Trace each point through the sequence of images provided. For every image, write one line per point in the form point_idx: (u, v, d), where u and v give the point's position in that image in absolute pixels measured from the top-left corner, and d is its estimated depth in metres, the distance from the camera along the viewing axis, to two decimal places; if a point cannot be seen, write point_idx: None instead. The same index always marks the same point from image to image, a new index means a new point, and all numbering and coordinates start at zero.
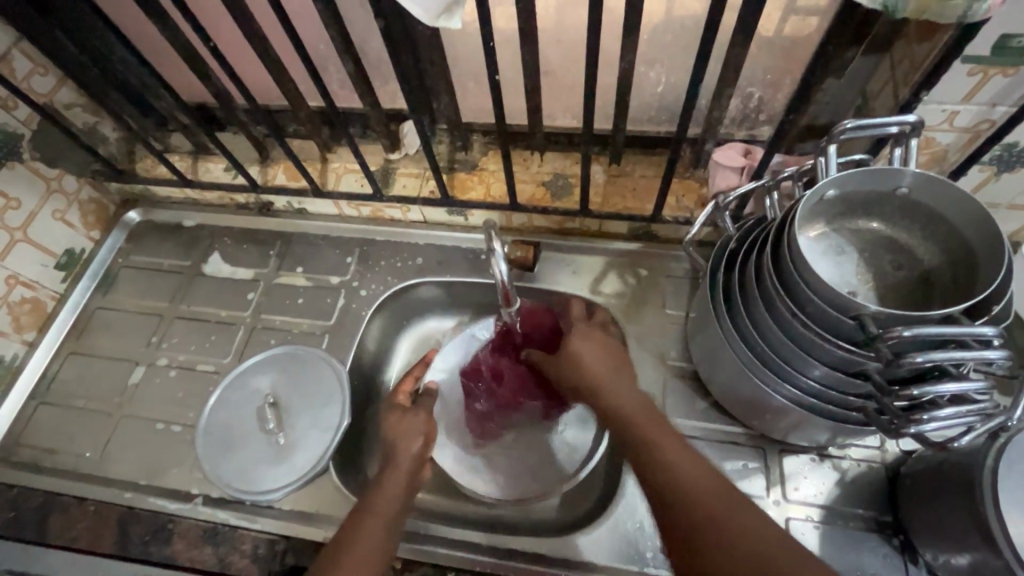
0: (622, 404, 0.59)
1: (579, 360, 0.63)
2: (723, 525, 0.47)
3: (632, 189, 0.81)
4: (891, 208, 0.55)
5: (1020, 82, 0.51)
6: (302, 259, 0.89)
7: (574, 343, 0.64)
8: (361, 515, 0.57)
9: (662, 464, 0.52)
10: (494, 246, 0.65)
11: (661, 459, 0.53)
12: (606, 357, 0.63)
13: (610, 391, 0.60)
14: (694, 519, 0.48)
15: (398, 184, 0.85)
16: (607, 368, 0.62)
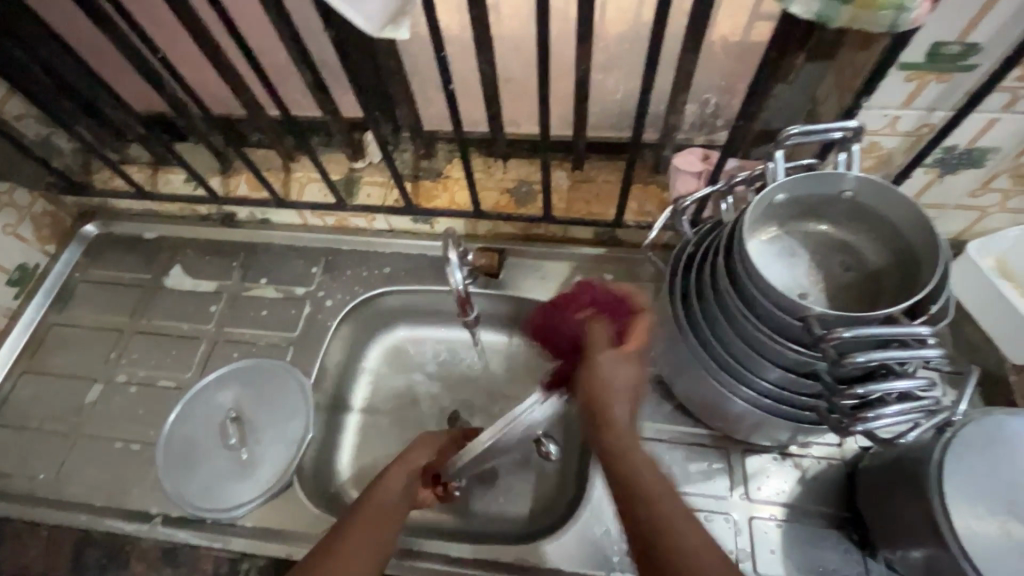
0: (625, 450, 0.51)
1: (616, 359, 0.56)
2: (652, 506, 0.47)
3: (595, 194, 0.82)
4: (838, 211, 0.56)
5: (955, 87, 0.53)
6: (266, 270, 0.88)
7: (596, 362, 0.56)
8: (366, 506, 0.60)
9: (623, 453, 0.51)
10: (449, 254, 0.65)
11: (623, 443, 0.52)
12: (634, 366, 0.56)
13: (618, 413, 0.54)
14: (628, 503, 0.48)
15: (362, 192, 0.85)
16: (624, 376, 0.55)
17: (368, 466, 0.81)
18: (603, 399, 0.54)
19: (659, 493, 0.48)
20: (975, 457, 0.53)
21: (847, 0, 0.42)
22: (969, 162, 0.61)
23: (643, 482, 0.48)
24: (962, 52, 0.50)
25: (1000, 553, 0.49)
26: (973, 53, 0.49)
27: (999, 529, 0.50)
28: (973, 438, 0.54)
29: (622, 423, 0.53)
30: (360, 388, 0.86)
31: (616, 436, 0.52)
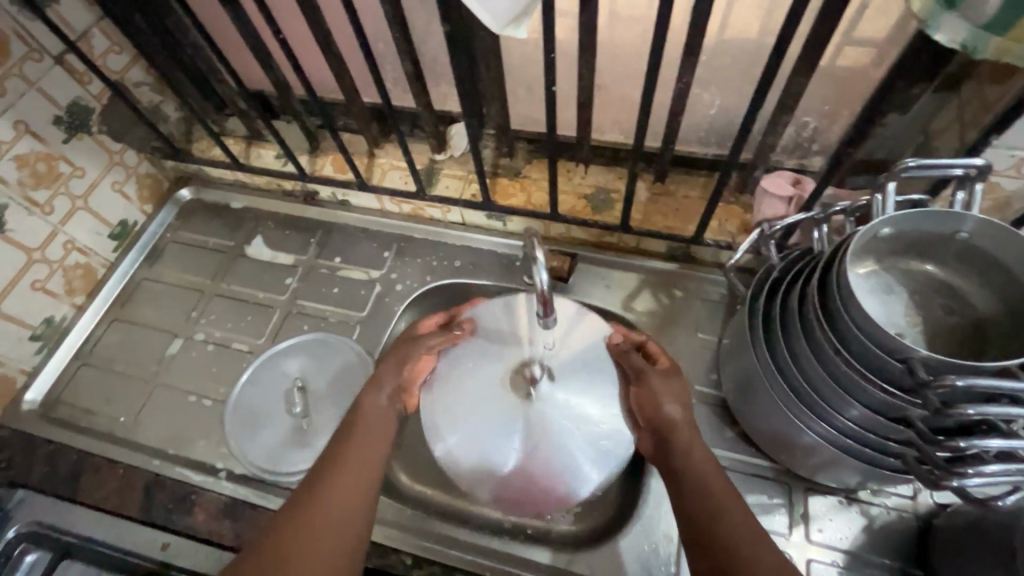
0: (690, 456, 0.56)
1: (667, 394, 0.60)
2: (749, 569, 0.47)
3: (674, 208, 0.81)
4: (948, 253, 0.54)
5: None
6: (341, 250, 0.91)
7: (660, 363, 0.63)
8: (327, 483, 0.55)
9: (718, 516, 0.51)
10: (534, 253, 0.60)
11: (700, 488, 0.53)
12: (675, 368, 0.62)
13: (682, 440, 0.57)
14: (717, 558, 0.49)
15: (441, 184, 0.87)
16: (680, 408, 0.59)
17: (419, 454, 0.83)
18: (683, 460, 0.56)
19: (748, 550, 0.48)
20: None
21: (1000, 30, 0.40)
22: None
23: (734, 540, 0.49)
24: None
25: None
26: None
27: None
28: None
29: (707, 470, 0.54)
30: None
31: (698, 495, 0.53)
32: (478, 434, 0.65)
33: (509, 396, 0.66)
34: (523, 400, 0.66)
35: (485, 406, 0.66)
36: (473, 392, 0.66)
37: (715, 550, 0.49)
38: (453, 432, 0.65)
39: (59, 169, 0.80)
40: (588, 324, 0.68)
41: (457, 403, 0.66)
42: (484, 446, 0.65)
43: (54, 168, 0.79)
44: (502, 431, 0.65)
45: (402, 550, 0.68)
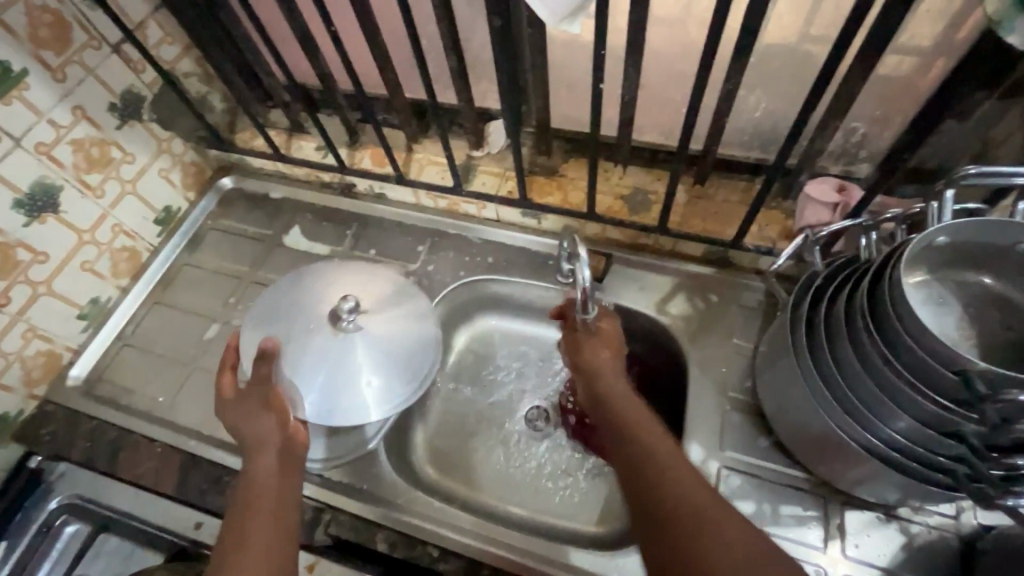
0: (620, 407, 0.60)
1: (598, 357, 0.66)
2: (698, 533, 0.47)
3: (712, 211, 0.80)
4: (1007, 265, 0.52)
5: None
6: (376, 243, 0.92)
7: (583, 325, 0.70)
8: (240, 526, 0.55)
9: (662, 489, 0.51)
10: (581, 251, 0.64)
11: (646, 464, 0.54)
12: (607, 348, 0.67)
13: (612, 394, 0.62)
14: (664, 525, 0.49)
15: (478, 180, 0.87)
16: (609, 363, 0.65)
17: (446, 450, 0.84)
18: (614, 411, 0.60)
19: (709, 519, 0.47)
20: None
21: None
22: None
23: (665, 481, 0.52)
24: None
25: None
26: None
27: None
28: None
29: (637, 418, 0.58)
30: (445, 368, 0.90)
31: (640, 464, 0.54)
32: (335, 390, 0.66)
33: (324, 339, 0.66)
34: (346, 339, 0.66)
35: (337, 359, 0.66)
36: (334, 358, 0.66)
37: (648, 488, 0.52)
38: (346, 400, 0.66)
39: (111, 155, 0.83)
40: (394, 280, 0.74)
41: (335, 374, 0.65)
42: (346, 391, 0.66)
43: (107, 153, 0.82)
44: (357, 372, 0.66)
45: (428, 543, 0.68)
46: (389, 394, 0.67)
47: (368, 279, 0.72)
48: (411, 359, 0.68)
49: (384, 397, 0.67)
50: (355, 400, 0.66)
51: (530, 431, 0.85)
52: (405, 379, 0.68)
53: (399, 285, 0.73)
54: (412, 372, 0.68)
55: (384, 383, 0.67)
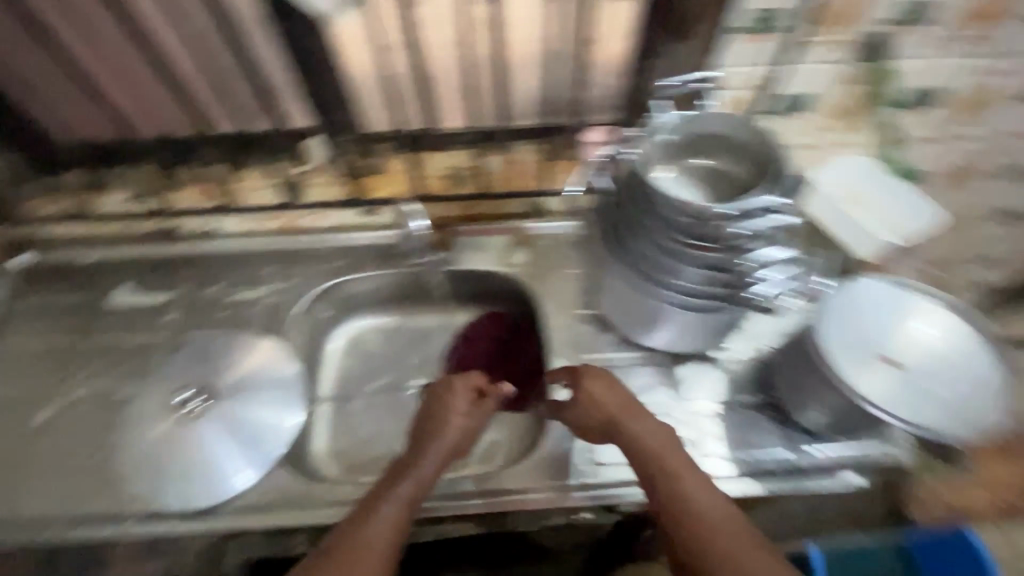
0: (643, 443, 0.63)
1: (592, 397, 0.68)
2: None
3: (524, 171, 0.92)
4: (712, 145, 0.71)
5: (766, 46, 0.73)
6: (218, 276, 0.91)
7: (586, 381, 0.69)
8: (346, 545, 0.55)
9: (698, 529, 0.55)
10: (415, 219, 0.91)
11: (680, 504, 0.57)
12: (621, 396, 0.68)
13: (633, 427, 0.64)
14: (704, 562, 0.53)
15: (309, 193, 0.92)
16: (621, 407, 0.66)
17: (346, 449, 0.86)
18: (638, 445, 0.63)
19: (740, 556, 0.52)
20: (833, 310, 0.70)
21: None
22: (793, 108, 0.81)
23: (701, 515, 0.56)
24: (767, 17, 0.70)
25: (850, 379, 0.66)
26: (773, 18, 0.70)
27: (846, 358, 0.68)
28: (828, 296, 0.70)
29: (663, 450, 0.62)
30: (326, 376, 0.93)
31: (675, 505, 0.57)
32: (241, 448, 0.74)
33: (193, 427, 0.74)
34: (205, 420, 0.74)
35: (221, 428, 0.74)
36: (218, 430, 0.74)
37: (690, 524, 0.56)
38: (257, 442, 0.74)
39: None
40: (220, 345, 0.82)
41: (228, 441, 0.74)
42: (259, 435, 0.75)
43: None
44: (248, 421, 0.75)
45: None
46: (280, 406, 0.77)
47: (178, 369, 0.80)
48: (269, 384, 0.79)
49: (277, 413, 0.77)
50: (273, 430, 0.75)
51: None
52: (280, 393, 0.78)
53: (218, 348, 0.82)
54: (284, 385, 0.79)
55: (268, 407, 0.77)
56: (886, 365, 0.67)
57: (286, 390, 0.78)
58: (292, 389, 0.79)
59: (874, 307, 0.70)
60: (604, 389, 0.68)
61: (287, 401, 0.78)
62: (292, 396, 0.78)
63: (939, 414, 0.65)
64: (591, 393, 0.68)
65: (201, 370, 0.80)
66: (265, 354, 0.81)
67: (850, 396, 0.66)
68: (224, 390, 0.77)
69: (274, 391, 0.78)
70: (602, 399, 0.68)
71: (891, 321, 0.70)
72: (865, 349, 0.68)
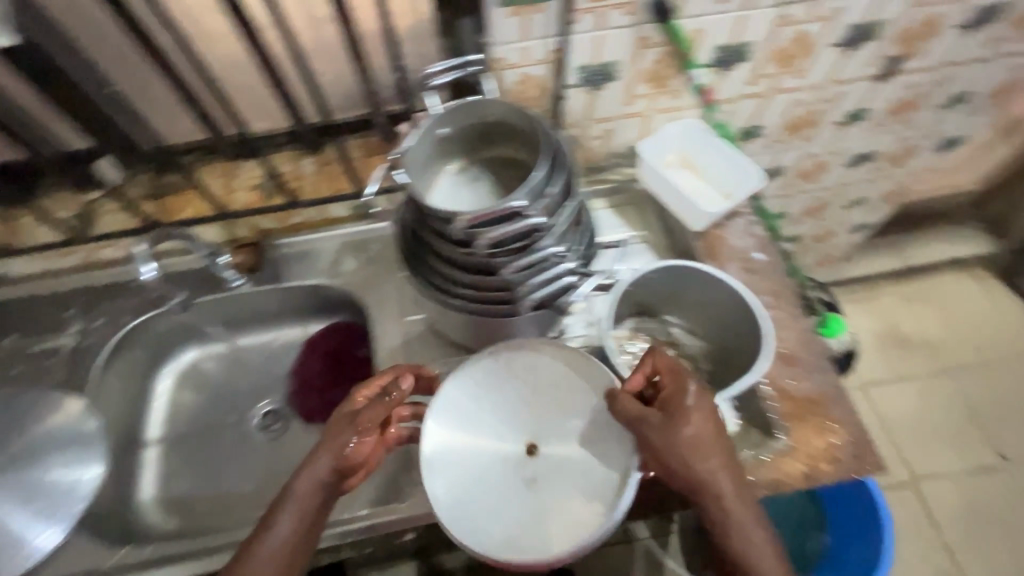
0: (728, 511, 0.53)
1: (694, 445, 0.52)
2: None
3: (339, 172, 0.86)
4: (500, 136, 0.67)
5: (551, 15, 0.64)
6: (13, 326, 0.82)
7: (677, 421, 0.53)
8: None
9: None
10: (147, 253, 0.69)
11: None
12: (719, 442, 0.53)
13: (724, 489, 0.53)
14: None
15: (102, 222, 0.83)
16: (695, 450, 0.52)
17: (182, 491, 0.82)
18: (720, 517, 0.53)
19: None
20: (457, 403, 0.59)
21: None
22: (605, 77, 0.74)
23: None
24: None
25: (532, 537, 0.53)
26: None
27: (540, 498, 0.55)
28: (441, 468, 0.57)
29: (733, 500, 0.53)
30: (158, 416, 0.87)
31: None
32: (37, 514, 0.68)
33: None
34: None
35: (14, 497, 0.68)
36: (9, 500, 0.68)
37: None
38: (57, 503, 0.68)
39: None
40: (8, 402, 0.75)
41: (23, 509, 0.68)
42: (57, 496, 0.69)
43: None
44: (45, 484, 0.70)
45: None
46: (77, 462, 0.71)
47: None
48: (62, 439, 0.72)
49: (75, 470, 0.70)
50: (73, 488, 0.69)
51: (268, 435, 0.87)
52: (77, 448, 0.72)
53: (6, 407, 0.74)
54: (83, 436, 0.72)
55: (66, 465, 0.70)
56: (534, 463, 0.57)
57: (87, 443, 0.72)
58: (93, 438, 0.72)
59: (461, 450, 0.58)
60: (692, 421, 0.53)
61: (86, 455, 0.71)
62: (89, 450, 0.72)
63: (563, 490, 0.55)
64: (686, 446, 0.52)
65: None
66: (62, 407, 0.74)
67: (602, 511, 0.53)
68: (14, 458, 0.71)
69: (71, 447, 0.72)
70: (694, 447, 0.52)
71: (490, 423, 0.59)
72: (507, 475, 0.57)
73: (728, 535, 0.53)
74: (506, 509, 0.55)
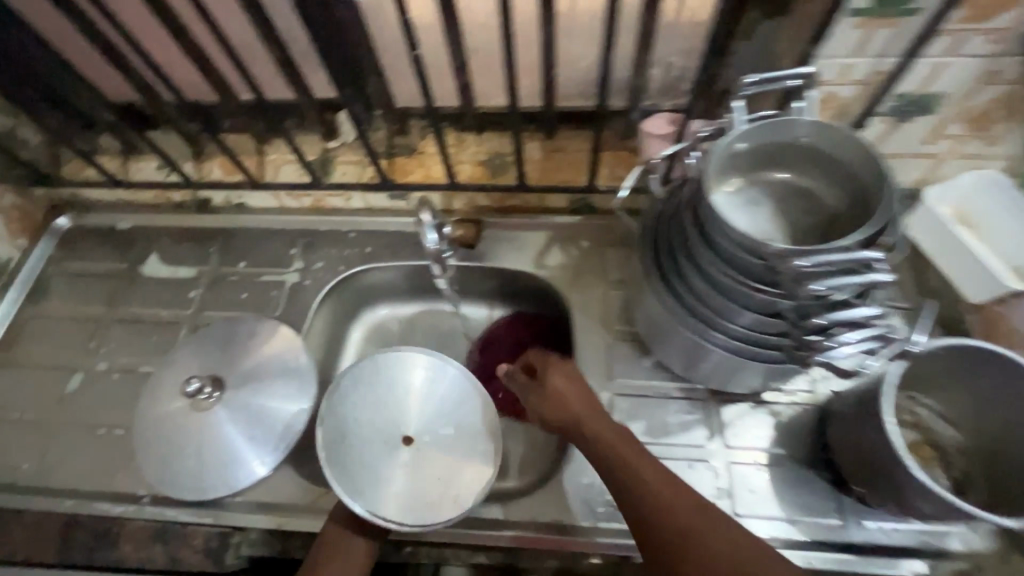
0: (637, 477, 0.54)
1: (565, 399, 0.60)
2: None
3: (569, 162, 0.83)
4: (797, 158, 0.58)
5: (902, 32, 0.55)
6: (244, 254, 0.88)
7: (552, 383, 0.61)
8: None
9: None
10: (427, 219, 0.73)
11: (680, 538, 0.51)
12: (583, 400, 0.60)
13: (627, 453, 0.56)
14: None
15: (337, 172, 0.86)
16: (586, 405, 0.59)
17: None
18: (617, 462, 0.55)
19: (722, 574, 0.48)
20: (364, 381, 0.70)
21: None
22: (921, 109, 0.63)
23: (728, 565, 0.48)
24: None
25: (441, 496, 0.65)
26: None
27: (458, 461, 0.67)
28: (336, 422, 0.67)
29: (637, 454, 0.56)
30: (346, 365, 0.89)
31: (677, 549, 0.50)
32: (252, 438, 0.71)
33: (202, 415, 0.72)
34: (219, 408, 0.72)
35: (233, 418, 0.72)
36: (231, 419, 0.72)
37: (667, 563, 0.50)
38: (271, 432, 0.72)
39: None
40: (234, 326, 0.79)
41: (242, 431, 0.71)
42: (271, 426, 0.72)
43: None
44: (260, 411, 0.73)
45: None
46: (289, 396, 0.74)
47: (197, 350, 0.78)
48: (277, 370, 0.75)
49: (288, 404, 0.73)
50: (285, 421, 0.72)
51: None
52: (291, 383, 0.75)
53: (233, 331, 0.79)
54: (296, 372, 0.75)
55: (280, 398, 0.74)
56: (413, 449, 0.68)
57: (300, 380, 0.75)
58: (305, 376, 0.75)
59: (372, 414, 0.70)
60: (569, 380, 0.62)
61: (297, 391, 0.74)
62: (301, 387, 0.75)
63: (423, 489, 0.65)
64: (553, 396, 0.61)
65: (216, 354, 0.77)
66: (281, 340, 0.77)
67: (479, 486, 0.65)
68: (236, 379, 0.74)
69: (285, 381, 0.75)
70: (563, 400, 0.60)
71: (393, 404, 0.70)
72: (385, 456, 0.67)
73: (640, 487, 0.54)
74: (390, 476, 0.66)
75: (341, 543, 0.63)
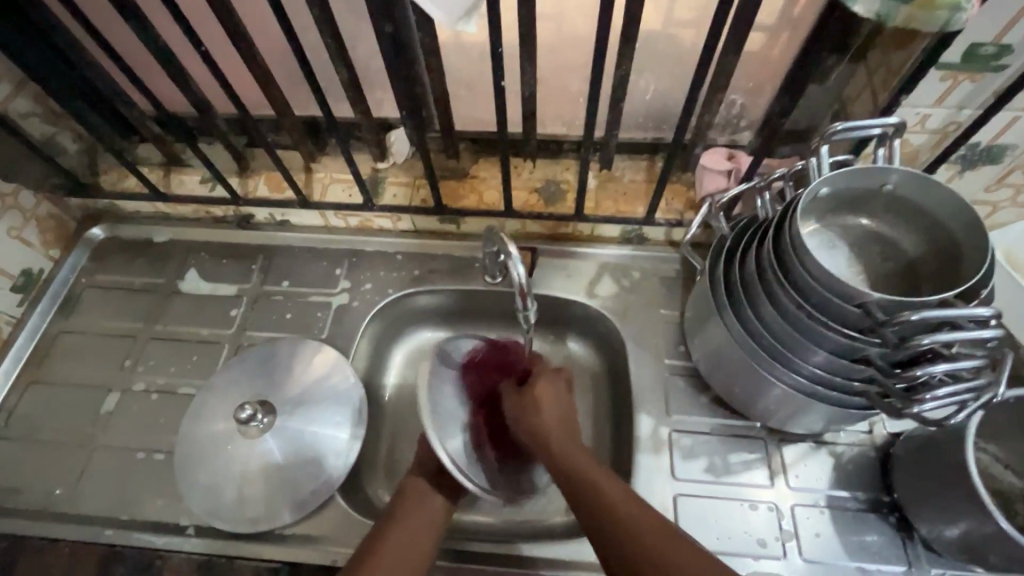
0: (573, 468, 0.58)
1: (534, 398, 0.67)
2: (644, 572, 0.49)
3: (625, 192, 0.83)
4: (878, 205, 0.59)
5: (983, 87, 0.57)
6: (287, 272, 0.86)
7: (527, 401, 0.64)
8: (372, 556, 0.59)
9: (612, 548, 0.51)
10: (511, 251, 0.68)
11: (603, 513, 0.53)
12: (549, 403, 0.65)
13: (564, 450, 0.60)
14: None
15: (388, 193, 0.84)
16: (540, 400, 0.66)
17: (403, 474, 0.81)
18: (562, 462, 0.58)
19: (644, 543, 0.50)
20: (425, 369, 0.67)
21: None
22: (989, 159, 0.65)
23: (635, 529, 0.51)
24: (996, 53, 0.54)
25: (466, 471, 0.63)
26: (1005, 54, 0.54)
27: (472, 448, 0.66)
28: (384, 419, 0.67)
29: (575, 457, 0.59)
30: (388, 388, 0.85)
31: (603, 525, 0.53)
32: (304, 468, 0.70)
33: (252, 442, 0.70)
34: (270, 435, 0.70)
35: (284, 446, 0.70)
36: (281, 448, 0.70)
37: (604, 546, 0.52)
38: (322, 462, 0.70)
39: None
40: (278, 348, 0.77)
41: (294, 460, 0.70)
42: (322, 455, 0.71)
43: None
44: (312, 439, 0.71)
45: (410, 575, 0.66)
46: (340, 423, 0.72)
47: (239, 372, 0.75)
48: (326, 395, 0.74)
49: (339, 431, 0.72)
50: (335, 449, 0.71)
51: None
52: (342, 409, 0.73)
53: (277, 353, 0.76)
54: (346, 398, 0.74)
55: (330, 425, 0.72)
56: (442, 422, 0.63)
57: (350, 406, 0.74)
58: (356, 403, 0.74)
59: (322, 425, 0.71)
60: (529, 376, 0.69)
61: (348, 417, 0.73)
62: (352, 414, 0.73)
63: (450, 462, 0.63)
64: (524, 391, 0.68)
65: (260, 378, 0.75)
66: (329, 363, 0.75)
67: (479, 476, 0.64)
68: (286, 405, 0.73)
69: (336, 406, 0.73)
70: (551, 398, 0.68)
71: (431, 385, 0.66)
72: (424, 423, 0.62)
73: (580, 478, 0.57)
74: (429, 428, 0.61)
75: (419, 507, 0.63)
